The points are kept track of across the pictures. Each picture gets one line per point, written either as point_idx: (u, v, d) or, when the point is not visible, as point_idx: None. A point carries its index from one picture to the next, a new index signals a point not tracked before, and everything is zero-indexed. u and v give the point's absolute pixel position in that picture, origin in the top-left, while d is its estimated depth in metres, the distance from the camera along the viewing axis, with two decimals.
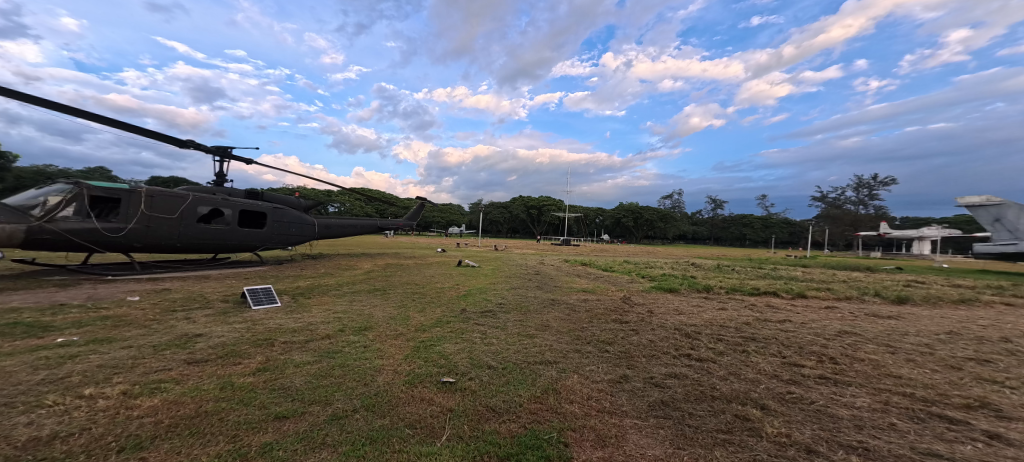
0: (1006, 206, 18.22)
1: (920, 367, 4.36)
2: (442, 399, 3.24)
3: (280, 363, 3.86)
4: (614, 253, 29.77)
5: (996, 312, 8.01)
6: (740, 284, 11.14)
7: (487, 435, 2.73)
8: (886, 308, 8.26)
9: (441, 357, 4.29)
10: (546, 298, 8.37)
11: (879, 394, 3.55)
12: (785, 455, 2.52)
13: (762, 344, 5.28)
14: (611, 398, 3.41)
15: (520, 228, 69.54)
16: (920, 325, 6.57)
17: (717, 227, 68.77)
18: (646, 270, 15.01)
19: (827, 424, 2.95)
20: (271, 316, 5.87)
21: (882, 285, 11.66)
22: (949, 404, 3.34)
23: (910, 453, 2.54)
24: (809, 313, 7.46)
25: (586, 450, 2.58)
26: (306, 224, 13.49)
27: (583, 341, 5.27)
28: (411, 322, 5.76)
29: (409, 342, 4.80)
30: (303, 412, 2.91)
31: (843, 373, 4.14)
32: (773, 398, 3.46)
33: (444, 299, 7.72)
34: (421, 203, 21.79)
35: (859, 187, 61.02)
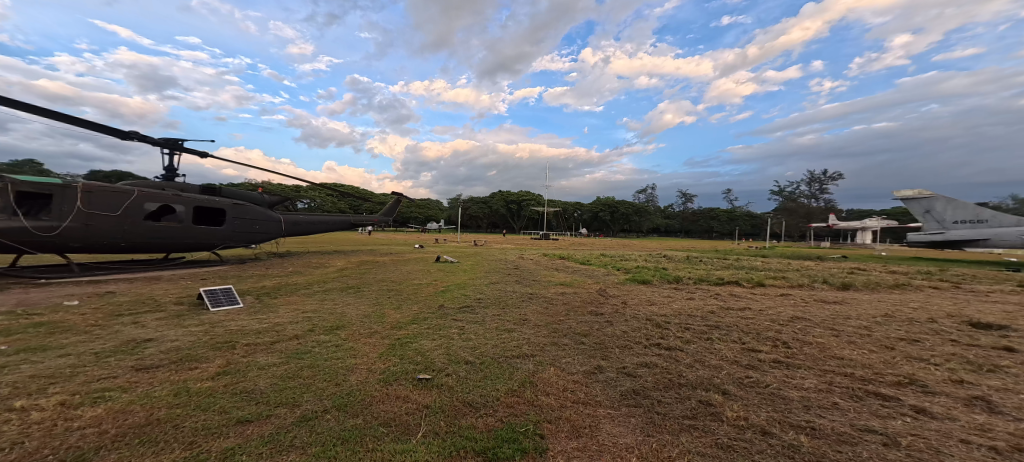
0: (935, 199, 20.11)
1: (860, 348, 4.76)
2: (418, 396, 3.21)
3: (243, 366, 3.69)
4: (595, 246, 30.32)
5: (925, 295, 8.87)
6: (706, 274, 11.65)
7: (464, 430, 2.74)
8: (833, 294, 8.96)
9: (417, 354, 4.23)
10: (524, 292, 8.44)
11: (824, 375, 3.85)
12: (743, 437, 2.68)
13: (725, 331, 5.57)
14: (586, 389, 3.49)
15: (499, 223, 69.52)
16: (861, 309, 7.18)
17: (686, 221, 71.36)
18: (621, 262, 15.45)
19: (779, 406, 3.17)
20: (232, 317, 5.58)
21: (830, 273, 12.61)
22: (883, 381, 3.68)
23: (850, 429, 2.77)
24: (768, 301, 7.95)
25: (561, 441, 2.64)
26: (271, 221, 12.88)
27: (560, 334, 5.36)
28: (386, 320, 5.63)
29: (385, 340, 4.71)
30: (269, 415, 2.81)
31: (795, 357, 4.44)
32: (733, 383, 3.66)
33: (422, 296, 7.60)
34: (397, 198, 21.33)
35: (811, 182, 65.22)
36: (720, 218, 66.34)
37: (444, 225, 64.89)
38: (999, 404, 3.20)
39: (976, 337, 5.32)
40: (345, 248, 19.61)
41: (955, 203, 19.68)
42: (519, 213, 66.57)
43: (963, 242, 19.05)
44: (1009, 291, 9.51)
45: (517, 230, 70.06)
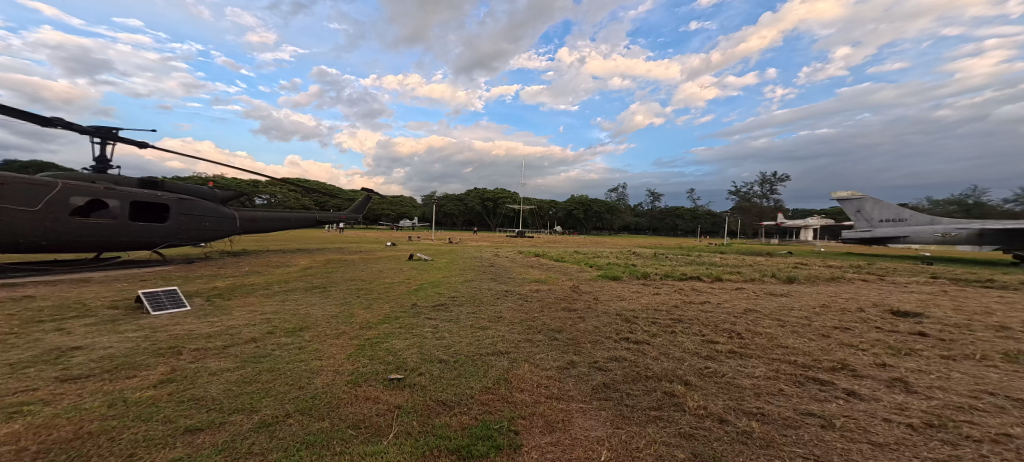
0: (863, 199, 22.34)
1: (802, 337, 5.16)
2: (389, 397, 3.13)
3: (191, 372, 3.45)
4: (574, 243, 30.77)
5: (857, 287, 9.78)
6: (671, 270, 12.20)
7: (438, 429, 2.71)
8: (780, 287, 9.67)
9: (389, 354, 4.12)
10: (499, 290, 8.46)
11: (772, 363, 4.14)
12: (703, 426, 2.83)
13: (687, 324, 5.86)
14: (559, 385, 3.56)
15: (474, 220, 69.11)
16: (803, 300, 7.81)
17: (652, 219, 74.08)
18: (593, 259, 15.85)
19: (734, 394, 3.38)
20: (177, 321, 5.19)
21: (778, 267, 13.62)
22: (821, 366, 4.02)
23: (794, 413, 3.00)
24: (725, 294, 8.46)
25: (535, 437, 2.67)
26: (223, 218, 12.07)
27: (535, 330, 5.41)
28: (355, 320, 5.44)
29: (353, 340, 4.56)
30: (223, 422, 2.64)
31: (747, 347, 4.75)
32: (694, 374, 3.86)
33: (393, 295, 7.41)
34: (367, 195, 20.68)
35: (764, 183, 69.71)
36: (684, 216, 69.38)
37: (416, 222, 63.58)
38: (915, 384, 3.58)
39: (896, 323, 5.94)
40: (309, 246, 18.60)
41: (881, 203, 21.74)
42: (496, 211, 66.63)
43: (886, 238, 20.99)
44: (922, 282, 10.66)
45: (492, 228, 69.95)
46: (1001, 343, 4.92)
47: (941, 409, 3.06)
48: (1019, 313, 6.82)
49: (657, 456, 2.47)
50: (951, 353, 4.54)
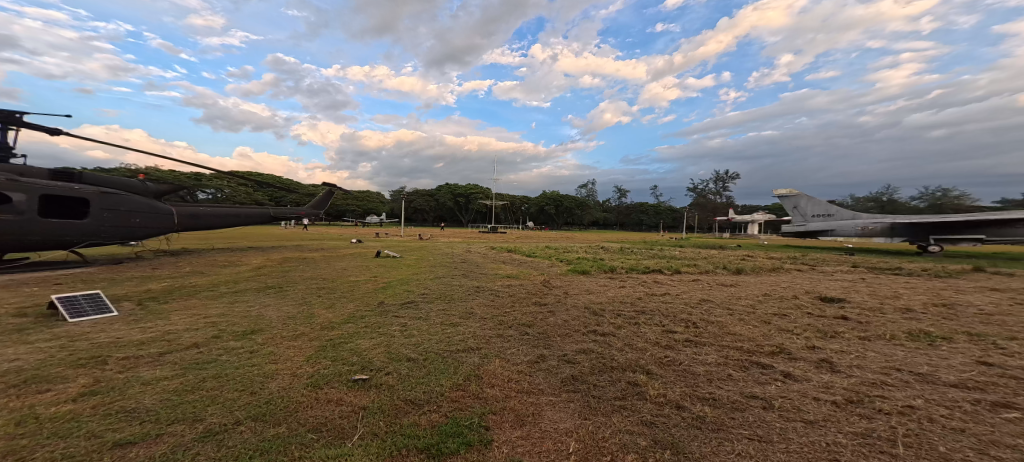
0: (798, 197, 24.47)
1: (748, 324, 5.57)
2: (353, 398, 3.03)
3: (120, 383, 3.16)
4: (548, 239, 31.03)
5: (796, 277, 10.69)
6: (636, 264, 12.68)
7: (405, 429, 2.66)
8: (731, 278, 10.35)
9: (353, 354, 3.99)
10: (470, 286, 8.41)
11: (723, 350, 4.43)
12: (663, 413, 2.98)
13: (650, 315, 6.12)
14: (530, 379, 3.60)
15: (443, 216, 68.10)
16: (750, 290, 8.42)
17: (619, 214, 76.34)
18: (563, 254, 16.14)
19: (690, 381, 3.58)
20: (103, 328, 4.71)
21: (730, 259, 14.56)
22: (765, 351, 4.35)
23: (741, 397, 3.23)
24: (683, 286, 8.93)
25: (506, 431, 2.69)
26: (155, 214, 11.09)
27: (505, 325, 5.44)
28: (316, 321, 5.20)
29: (314, 341, 4.36)
30: (160, 434, 2.45)
31: (702, 335, 5.04)
32: (655, 363, 4.04)
33: (359, 293, 7.17)
34: (328, 190, 19.78)
35: (718, 180, 73.91)
36: (648, 212, 72.12)
37: (382, 218, 61.61)
38: (839, 364, 3.96)
39: (824, 308, 6.57)
40: (263, 244, 17.34)
41: (814, 200, 23.86)
42: (468, 207, 65.98)
43: (817, 231, 22.95)
44: (846, 270, 11.84)
45: (463, 224, 69.26)
46: (906, 324, 5.59)
47: (860, 386, 3.42)
48: (921, 296, 7.78)
49: (622, 445, 2.57)
50: (867, 334, 5.09)
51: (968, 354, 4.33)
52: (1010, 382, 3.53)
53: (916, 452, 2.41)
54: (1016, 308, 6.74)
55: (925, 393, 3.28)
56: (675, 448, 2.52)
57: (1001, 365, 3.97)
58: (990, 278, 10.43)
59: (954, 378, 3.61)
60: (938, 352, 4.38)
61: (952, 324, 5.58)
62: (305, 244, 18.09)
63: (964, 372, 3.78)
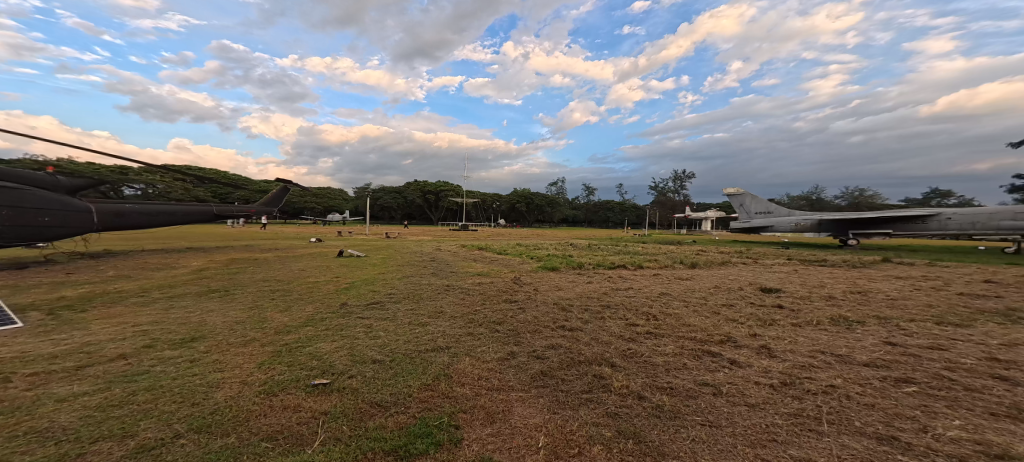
0: (742, 196, 26.24)
1: (701, 315, 5.90)
2: (313, 403, 2.91)
3: (29, 402, 2.84)
4: (520, 237, 30.88)
5: (746, 269, 11.43)
6: (603, 260, 13.03)
7: (371, 431, 2.59)
8: (688, 271, 10.91)
9: (311, 358, 3.82)
10: (440, 285, 8.27)
11: (679, 341, 4.66)
12: (627, 404, 3.10)
13: (615, 309, 6.32)
14: (500, 376, 3.62)
15: (412, 213, 66.68)
16: (704, 282, 8.92)
17: (588, 212, 77.92)
18: (534, 251, 16.28)
19: (651, 371, 3.75)
20: (6, 342, 4.20)
21: (687, 254, 15.32)
22: (714, 340, 4.63)
23: (695, 385, 3.42)
24: (645, 280, 9.31)
25: (477, 429, 2.69)
26: (68, 211, 10.05)
27: (475, 323, 5.41)
28: (269, 325, 4.92)
29: (267, 347, 4.13)
30: (81, 453, 2.24)
31: (661, 327, 5.27)
32: (619, 356, 4.18)
33: (319, 295, 6.87)
34: (284, 186, 18.75)
35: (677, 179, 77.45)
36: (614, 209, 74.31)
37: (346, 216, 59.23)
38: (776, 349, 4.30)
39: (764, 298, 7.10)
40: (206, 244, 16.13)
41: (755, 198, 25.67)
42: (438, 204, 64.85)
43: (760, 227, 24.64)
44: (783, 263, 12.87)
45: (433, 221, 68.03)
46: (831, 310, 6.16)
47: (793, 369, 3.73)
48: (842, 284, 8.63)
49: (588, 437, 2.64)
50: (799, 320, 5.55)
51: (877, 335, 4.85)
52: (910, 359, 4.00)
53: (838, 427, 2.66)
54: (915, 292, 7.66)
55: (844, 372, 3.65)
56: (638, 438, 2.63)
57: (902, 344, 4.48)
58: (899, 267, 11.74)
59: (866, 357, 4.04)
60: (854, 334, 4.87)
61: (864, 309, 6.24)
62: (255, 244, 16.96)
63: (873, 351, 4.23)
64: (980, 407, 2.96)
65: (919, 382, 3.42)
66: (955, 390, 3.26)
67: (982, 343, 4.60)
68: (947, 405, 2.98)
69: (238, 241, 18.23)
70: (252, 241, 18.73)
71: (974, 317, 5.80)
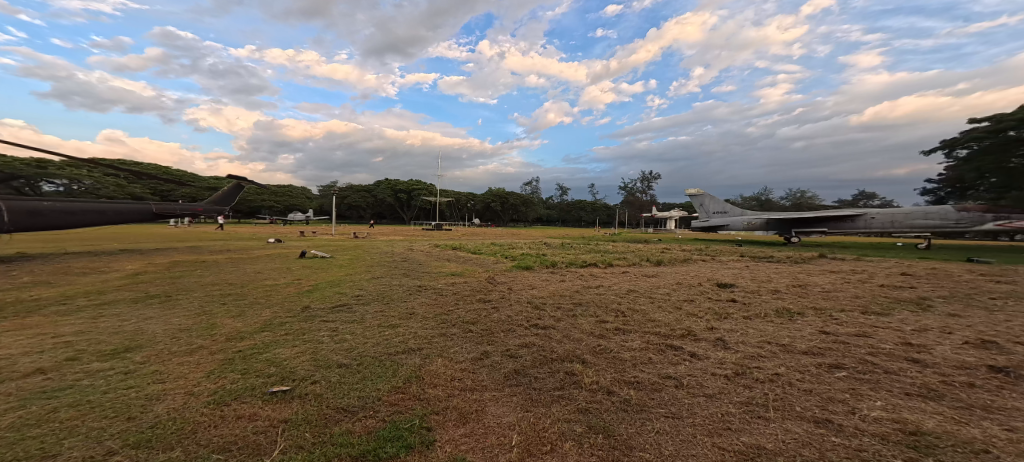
0: (702, 196, 27.46)
1: (665, 310, 6.14)
2: (271, 411, 2.77)
3: None
4: (495, 236, 30.80)
5: (708, 266, 11.97)
6: (575, 258, 13.25)
7: (337, 437, 2.51)
8: (654, 269, 11.28)
9: (268, 365, 3.63)
10: (412, 285, 8.10)
11: (645, 336, 4.81)
12: (597, 399, 3.16)
13: (586, 307, 6.43)
14: (473, 376, 3.59)
15: (382, 212, 65.05)
16: (668, 279, 9.24)
17: (561, 211, 78.92)
18: (508, 250, 16.30)
19: (619, 366, 3.85)
20: None
21: (653, 252, 15.89)
22: (677, 334, 4.81)
23: (660, 378, 3.54)
24: (615, 278, 9.54)
25: (449, 430, 2.66)
26: None
27: (448, 324, 5.35)
28: (219, 332, 4.64)
29: (219, 355, 3.90)
30: None
31: (629, 323, 5.43)
32: (590, 352, 4.27)
33: (278, 298, 6.56)
34: (238, 184, 17.70)
35: (645, 180, 80.00)
36: (586, 209, 75.77)
37: (311, 217, 56.90)
38: (729, 341, 4.53)
39: (720, 293, 7.47)
40: (145, 246, 15.04)
41: (714, 198, 26.95)
42: (410, 203, 63.72)
43: (717, 225, 25.91)
44: (738, 259, 13.61)
45: (404, 221, 66.64)
46: (778, 302, 6.57)
47: (744, 359, 3.95)
48: (786, 279, 9.24)
49: (560, 433, 2.68)
50: (750, 313, 5.88)
51: (814, 325, 5.24)
52: (842, 346, 4.34)
53: (782, 413, 2.85)
54: (846, 285, 8.33)
55: (787, 360, 3.90)
56: (607, 432, 2.69)
57: (834, 333, 4.86)
58: (835, 262, 12.77)
59: (805, 346, 4.35)
60: (795, 325, 5.22)
61: (805, 301, 6.72)
62: (202, 244, 16.66)
63: (811, 340, 4.57)
64: (897, 388, 3.25)
65: (849, 367, 3.72)
66: (877, 373, 3.57)
67: (898, 329, 5.08)
68: (871, 387, 3.26)
69: (183, 242, 17.23)
70: (200, 242, 17.58)
71: (892, 305, 6.41)
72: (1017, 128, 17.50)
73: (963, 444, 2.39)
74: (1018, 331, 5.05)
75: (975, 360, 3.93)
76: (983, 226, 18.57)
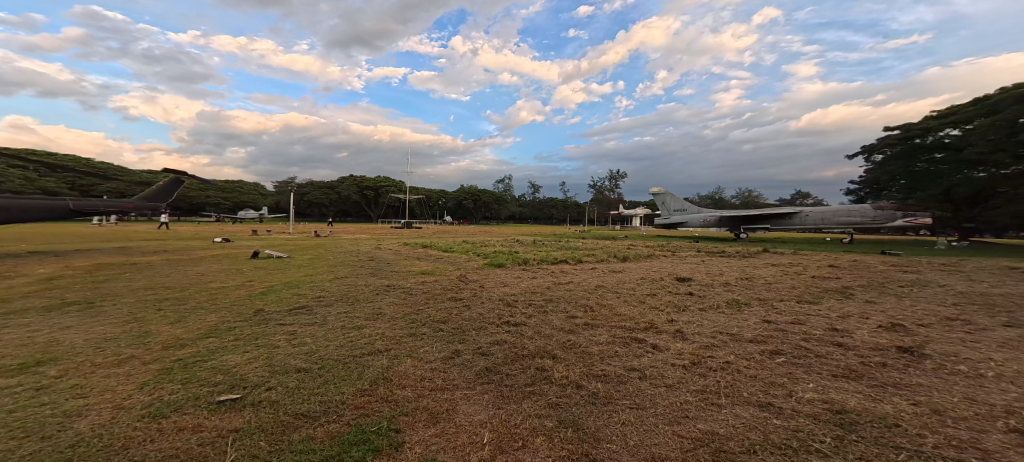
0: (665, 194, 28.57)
1: (630, 304, 6.33)
2: (218, 421, 2.61)
3: None
4: (468, 234, 30.64)
5: (671, 261, 12.49)
6: (547, 255, 13.41)
7: (295, 444, 2.40)
8: (620, 265, 11.62)
9: (215, 373, 3.42)
10: (379, 285, 7.89)
11: (611, 330, 4.93)
12: (567, 394, 3.21)
13: (557, 303, 6.52)
14: (444, 375, 3.54)
15: (347, 210, 62.97)
16: (633, 274, 9.55)
17: (533, 208, 79.40)
18: (480, 248, 16.25)
19: (588, 360, 3.93)
20: None
21: (620, 249, 16.34)
22: (640, 327, 4.98)
23: (626, 371, 3.64)
24: (584, 274, 9.73)
25: (419, 431, 2.61)
26: None
27: (418, 323, 5.25)
28: (155, 341, 4.30)
29: (156, 364, 3.62)
30: None
31: (597, 318, 5.56)
32: (560, 347, 4.32)
33: (227, 302, 6.18)
34: (177, 178, 16.77)
35: (614, 179, 82.25)
36: (558, 206, 76.81)
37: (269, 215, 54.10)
38: (687, 333, 4.73)
39: (678, 286, 7.81)
40: (65, 247, 13.68)
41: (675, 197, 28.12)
42: (378, 201, 62.12)
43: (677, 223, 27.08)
44: (696, 254, 14.28)
45: (372, 219, 64.84)
46: (729, 294, 6.95)
47: (700, 349, 4.14)
48: (737, 272, 9.78)
49: (532, 429, 2.69)
50: (705, 305, 6.19)
51: (758, 314, 5.59)
52: (782, 333, 4.66)
53: (733, 399, 3.01)
54: (785, 277, 8.93)
55: (736, 349, 4.13)
56: (576, 426, 2.73)
57: (775, 321, 5.20)
58: (777, 256, 13.72)
59: (751, 334, 4.63)
60: (743, 315, 5.54)
61: (752, 292, 7.16)
62: (132, 244, 15.46)
63: (755, 328, 4.87)
64: (826, 370, 3.53)
65: (787, 353, 3.99)
66: (810, 357, 3.86)
67: (826, 315, 5.53)
68: (806, 371, 3.51)
69: (111, 243, 15.93)
70: (136, 243, 16.17)
71: (821, 294, 6.97)
72: (922, 137, 19.82)
73: (879, 420, 2.63)
74: (920, 314, 5.63)
75: (887, 342, 4.34)
76: (896, 223, 20.69)
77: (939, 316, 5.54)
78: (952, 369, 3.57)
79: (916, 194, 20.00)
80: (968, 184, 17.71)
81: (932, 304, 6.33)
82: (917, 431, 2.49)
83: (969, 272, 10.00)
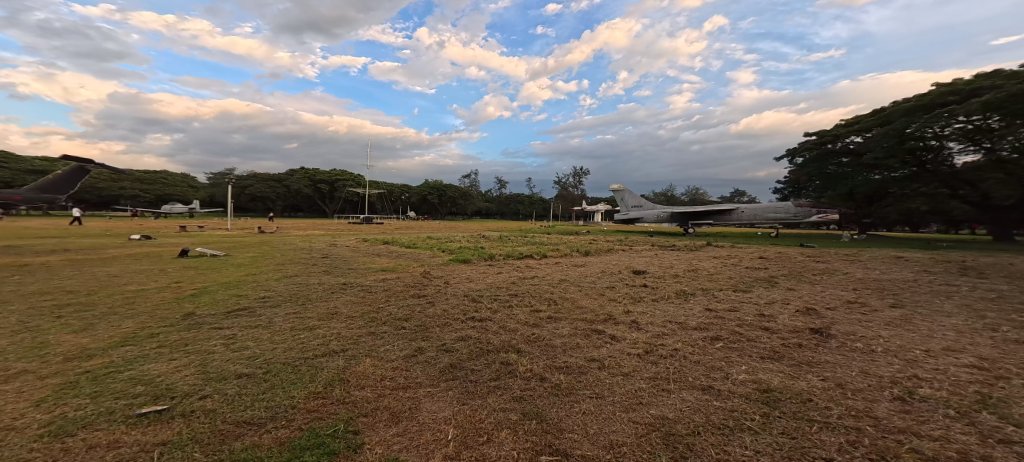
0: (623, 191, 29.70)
1: (591, 297, 6.50)
2: (142, 435, 2.38)
3: None
4: (434, 230, 30.09)
5: (630, 255, 12.96)
6: (513, 250, 13.45)
7: (236, 453, 2.24)
8: (582, 259, 11.89)
9: (134, 384, 3.12)
10: (335, 283, 7.56)
11: (572, 323, 5.03)
12: (530, 387, 3.23)
13: (522, 298, 6.56)
14: (406, 374, 3.45)
15: (300, 204, 59.77)
16: (593, 268, 9.78)
17: (500, 204, 79.30)
18: (445, 244, 16.02)
19: (551, 353, 3.98)
20: None
21: (583, 244, 16.72)
22: (600, 319, 5.12)
23: (586, 362, 3.73)
24: (548, 268, 9.86)
25: (379, 431, 2.52)
26: None
27: (379, 322, 5.08)
28: (55, 352, 3.84)
29: (58, 378, 3.23)
30: None
31: (561, 311, 5.65)
32: (524, 341, 4.35)
33: (150, 306, 5.65)
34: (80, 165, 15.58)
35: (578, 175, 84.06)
36: (524, 202, 77.32)
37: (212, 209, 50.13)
38: (642, 323, 4.94)
39: (633, 279, 8.11)
40: None
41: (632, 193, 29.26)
42: (334, 195, 59.52)
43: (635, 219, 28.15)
44: (651, 248, 14.93)
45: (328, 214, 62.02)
46: (679, 286, 7.31)
47: (653, 338, 4.33)
48: (682, 264, 10.31)
49: (496, 423, 2.69)
50: (659, 296, 6.48)
51: (701, 303, 5.94)
52: (719, 320, 4.98)
53: (681, 384, 3.18)
54: (725, 268, 9.54)
55: (682, 336, 4.36)
56: (540, 418, 2.76)
57: (716, 309, 5.55)
58: (716, 248, 14.69)
59: (694, 322, 4.91)
60: (689, 304, 5.86)
61: (695, 283, 7.59)
62: (25, 244, 13.35)
63: (697, 316, 5.17)
64: (755, 353, 3.81)
65: (724, 338, 4.27)
66: (743, 341, 4.16)
67: (756, 302, 5.98)
68: (739, 355, 3.76)
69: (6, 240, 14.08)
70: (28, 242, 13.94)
71: (752, 283, 7.53)
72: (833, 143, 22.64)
73: (795, 396, 2.88)
74: (829, 298, 6.26)
75: (803, 324, 4.77)
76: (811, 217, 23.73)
77: (843, 300, 6.18)
78: (851, 346, 3.99)
79: (828, 193, 22.56)
80: (866, 185, 20.24)
81: (836, 289, 7.05)
82: (824, 404, 2.75)
83: (870, 260, 11.28)
